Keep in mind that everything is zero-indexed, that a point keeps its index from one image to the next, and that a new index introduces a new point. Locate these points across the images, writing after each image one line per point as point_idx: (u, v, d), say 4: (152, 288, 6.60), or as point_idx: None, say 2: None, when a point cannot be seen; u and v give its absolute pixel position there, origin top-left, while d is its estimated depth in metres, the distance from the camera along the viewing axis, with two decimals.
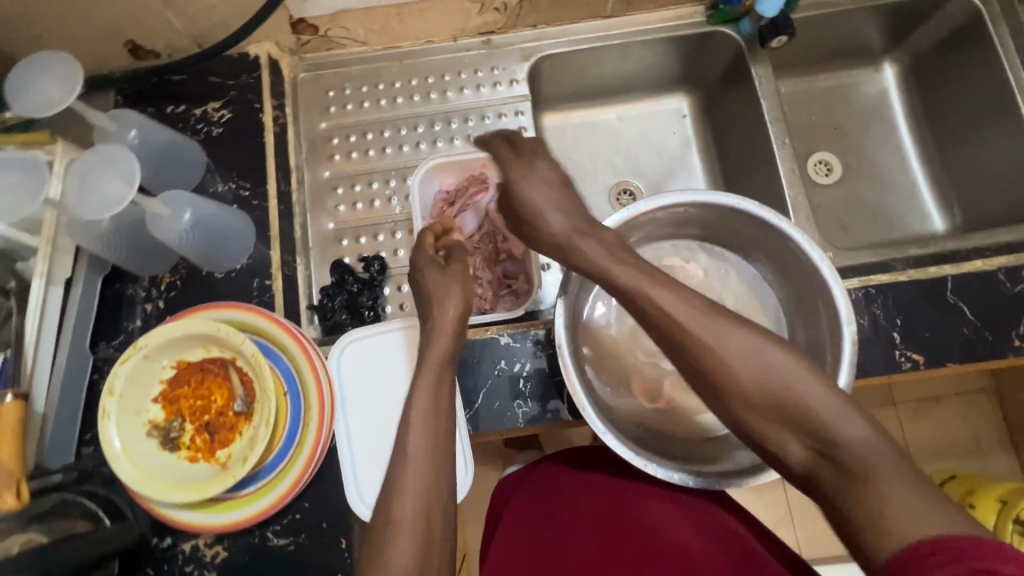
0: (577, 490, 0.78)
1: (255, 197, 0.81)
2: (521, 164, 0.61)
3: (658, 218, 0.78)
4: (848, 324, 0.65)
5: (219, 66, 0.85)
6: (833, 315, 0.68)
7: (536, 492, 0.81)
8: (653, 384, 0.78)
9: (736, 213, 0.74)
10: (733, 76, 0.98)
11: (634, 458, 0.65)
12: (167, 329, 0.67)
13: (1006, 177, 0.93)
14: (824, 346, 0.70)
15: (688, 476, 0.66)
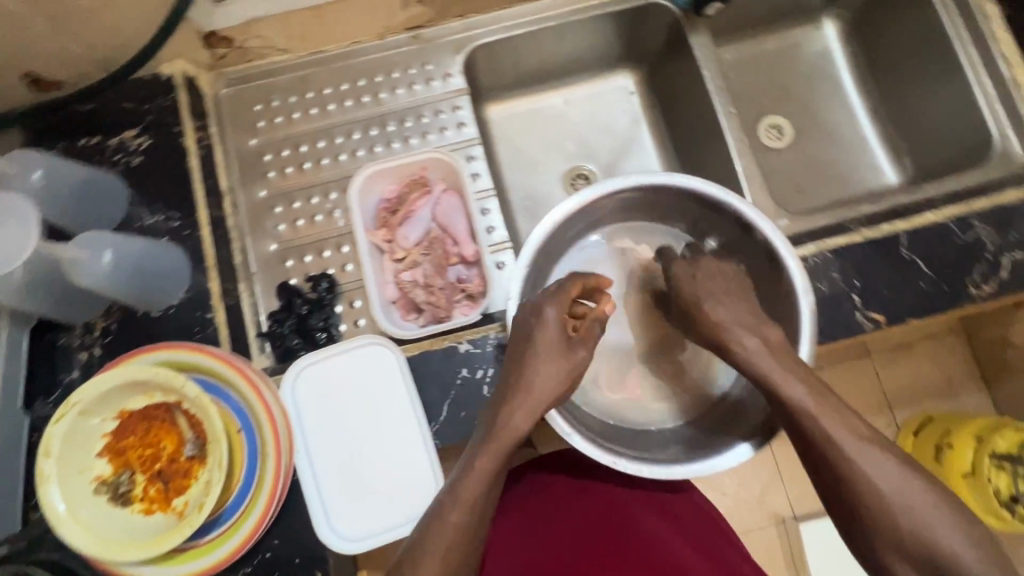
0: (576, 499, 0.79)
1: (187, 228, 0.77)
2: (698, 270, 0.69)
3: (606, 205, 0.75)
4: (804, 294, 0.65)
5: (131, 90, 0.79)
6: (788, 287, 0.67)
7: (534, 503, 0.79)
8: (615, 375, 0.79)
9: (684, 193, 0.72)
10: (675, 48, 0.95)
11: (603, 456, 0.65)
12: (101, 380, 0.62)
13: (951, 125, 0.93)
14: (783, 319, 0.69)
15: (657, 468, 0.66)
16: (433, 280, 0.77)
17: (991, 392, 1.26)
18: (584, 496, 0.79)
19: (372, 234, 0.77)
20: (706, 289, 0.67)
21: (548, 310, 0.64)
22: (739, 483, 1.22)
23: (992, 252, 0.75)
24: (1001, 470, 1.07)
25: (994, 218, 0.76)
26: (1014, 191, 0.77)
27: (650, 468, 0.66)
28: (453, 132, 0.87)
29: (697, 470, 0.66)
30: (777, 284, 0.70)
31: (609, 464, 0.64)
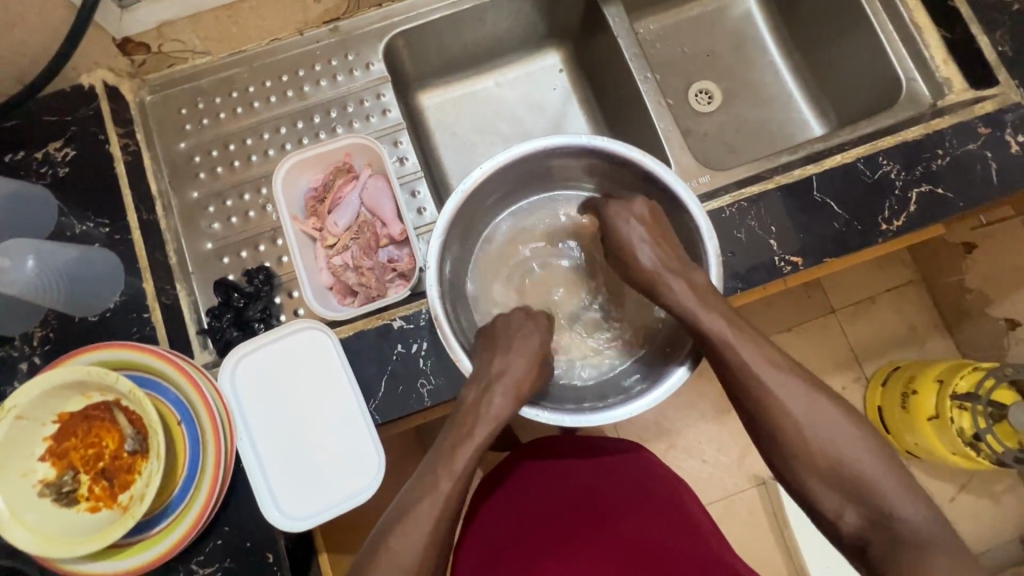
0: (547, 488, 0.81)
1: (119, 232, 0.78)
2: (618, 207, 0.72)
3: (522, 171, 0.78)
4: (710, 237, 0.69)
5: (52, 103, 0.80)
6: (697, 234, 0.71)
7: (507, 493, 0.82)
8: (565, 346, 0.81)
9: (595, 154, 0.75)
10: (592, 22, 0.97)
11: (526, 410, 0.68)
12: (35, 383, 0.63)
13: (866, 73, 0.95)
14: (697, 267, 0.73)
15: (581, 415, 0.67)
16: (363, 261, 0.79)
17: (952, 335, 1.29)
18: (554, 484, 0.81)
19: (301, 224, 0.79)
20: (634, 233, 0.70)
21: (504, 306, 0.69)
22: (718, 448, 1.28)
23: (899, 188, 0.78)
24: (964, 411, 1.07)
25: (900, 154, 0.79)
26: (919, 128, 0.80)
27: (574, 414, 0.68)
28: (378, 119, 0.89)
29: (620, 412, 0.68)
30: (688, 233, 0.73)
31: (531, 416, 0.67)
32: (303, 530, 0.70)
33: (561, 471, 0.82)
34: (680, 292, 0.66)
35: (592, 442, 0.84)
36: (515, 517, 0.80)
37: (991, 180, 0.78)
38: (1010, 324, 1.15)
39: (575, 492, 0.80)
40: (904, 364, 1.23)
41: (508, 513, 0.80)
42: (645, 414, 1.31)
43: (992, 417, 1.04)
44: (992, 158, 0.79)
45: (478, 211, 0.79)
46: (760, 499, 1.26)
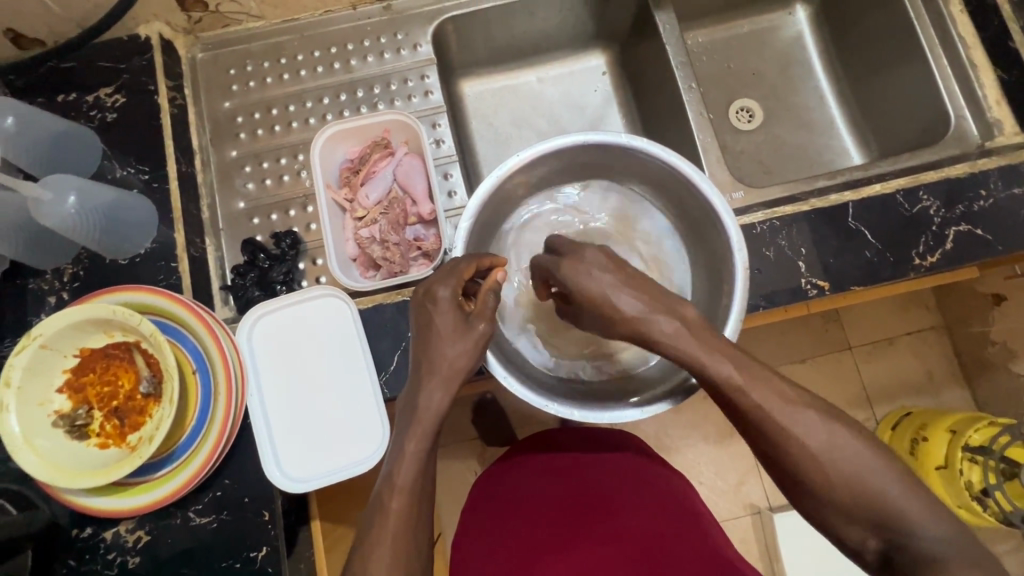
0: (547, 484, 0.80)
1: (157, 180, 0.80)
2: (571, 263, 0.62)
3: (557, 164, 0.78)
4: (739, 249, 0.68)
5: (109, 51, 0.83)
6: (725, 242, 0.70)
7: (508, 484, 0.81)
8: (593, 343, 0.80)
9: (630, 153, 0.75)
10: (642, 27, 0.97)
11: (535, 399, 0.67)
12: (62, 315, 0.65)
13: (913, 105, 0.94)
14: (722, 288, 0.72)
15: (591, 413, 0.68)
16: (389, 236, 0.79)
17: (970, 386, 1.26)
18: (557, 476, 0.81)
19: (334, 193, 0.81)
20: (603, 286, 0.60)
21: (437, 293, 0.64)
22: (716, 472, 1.27)
23: (937, 225, 0.76)
24: (974, 464, 1.05)
25: (942, 191, 0.77)
26: (963, 166, 0.79)
27: (582, 410, 0.68)
28: (420, 99, 0.89)
29: (626, 416, 0.67)
30: (718, 243, 0.72)
31: (542, 407, 0.67)
32: (302, 492, 0.71)
33: (562, 463, 0.81)
34: (667, 340, 0.58)
35: (594, 435, 0.83)
36: (514, 506, 0.80)
37: None
38: None
39: (576, 486, 0.80)
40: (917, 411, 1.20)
41: (507, 501, 0.80)
42: (647, 426, 1.30)
43: (1002, 474, 1.01)
44: None
45: (507, 197, 0.79)
46: (753, 527, 1.24)
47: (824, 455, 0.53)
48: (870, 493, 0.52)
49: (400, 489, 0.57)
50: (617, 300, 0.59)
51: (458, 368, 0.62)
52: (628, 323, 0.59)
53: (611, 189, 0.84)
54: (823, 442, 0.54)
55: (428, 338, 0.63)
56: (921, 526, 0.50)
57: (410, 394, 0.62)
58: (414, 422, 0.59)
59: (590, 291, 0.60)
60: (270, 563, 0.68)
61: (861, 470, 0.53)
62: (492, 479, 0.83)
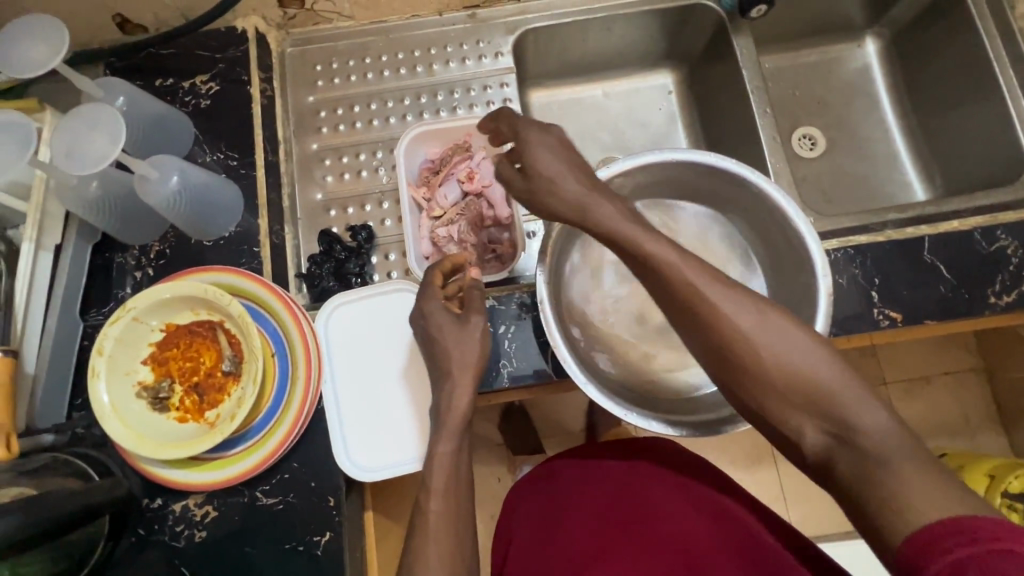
0: (587, 486, 0.80)
1: (244, 167, 0.83)
2: (532, 130, 0.60)
3: (642, 180, 0.80)
4: (823, 274, 0.68)
5: (207, 40, 0.86)
6: (809, 270, 0.71)
7: (548, 489, 0.83)
8: (658, 360, 0.81)
9: (723, 175, 0.76)
10: (716, 49, 0.98)
11: (614, 407, 0.67)
12: (157, 290, 0.68)
13: (984, 144, 0.94)
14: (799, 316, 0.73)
15: (666, 425, 0.68)
16: (467, 237, 0.81)
17: (1007, 433, 1.24)
18: (590, 479, 0.81)
19: (414, 191, 0.82)
20: (557, 163, 0.58)
21: (428, 306, 0.66)
22: None
23: (1014, 264, 0.76)
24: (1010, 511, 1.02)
25: (1021, 231, 0.77)
26: None
27: (655, 417, 0.68)
28: (499, 106, 0.91)
29: (700, 426, 0.68)
30: (800, 270, 0.73)
31: (621, 415, 0.67)
32: (368, 482, 0.72)
33: (593, 467, 0.82)
34: (602, 221, 0.57)
35: (630, 443, 0.85)
36: (547, 512, 0.80)
37: None
38: None
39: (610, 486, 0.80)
40: (952, 453, 1.18)
41: (542, 507, 0.81)
42: None
43: None
44: None
45: None
46: None
47: (753, 335, 0.51)
48: (803, 378, 0.49)
49: (436, 491, 0.57)
50: (561, 178, 0.58)
51: (468, 362, 0.63)
52: (568, 195, 0.58)
53: (701, 208, 0.84)
54: (754, 324, 0.51)
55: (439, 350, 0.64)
56: (863, 418, 0.47)
57: (436, 404, 0.63)
58: (443, 427, 0.60)
59: (547, 163, 0.58)
60: (331, 550, 0.69)
61: (788, 354, 0.50)
62: (534, 484, 0.85)
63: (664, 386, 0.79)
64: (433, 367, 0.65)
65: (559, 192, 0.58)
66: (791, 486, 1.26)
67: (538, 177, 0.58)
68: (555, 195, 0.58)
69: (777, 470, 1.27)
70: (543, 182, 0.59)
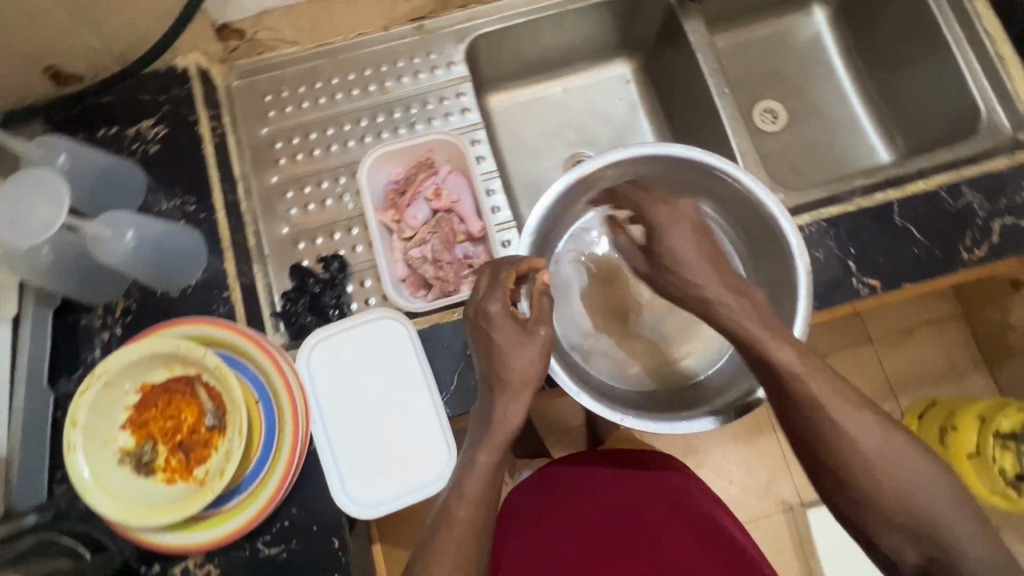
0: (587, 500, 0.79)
1: (203, 211, 0.80)
2: (651, 200, 0.72)
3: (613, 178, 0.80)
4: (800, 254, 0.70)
5: (148, 83, 0.83)
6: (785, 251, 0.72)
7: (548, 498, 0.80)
8: (648, 355, 0.80)
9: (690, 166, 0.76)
10: (668, 35, 0.98)
11: (610, 413, 0.67)
12: (126, 352, 0.65)
13: (940, 100, 0.95)
14: (779, 298, 0.74)
15: (664, 424, 0.68)
16: (441, 255, 0.79)
17: (993, 375, 1.26)
18: (585, 495, 0.79)
19: (381, 214, 0.80)
20: (679, 243, 0.69)
21: (490, 310, 0.64)
22: (746, 471, 1.27)
23: (982, 218, 0.77)
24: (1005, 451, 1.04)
25: (983, 185, 0.78)
26: (1001, 159, 0.80)
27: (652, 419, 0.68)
28: (458, 117, 0.90)
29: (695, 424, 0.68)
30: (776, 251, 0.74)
31: (617, 420, 0.66)
32: (370, 518, 0.70)
33: (594, 478, 0.80)
34: (728, 315, 0.63)
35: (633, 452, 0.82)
36: (546, 524, 0.77)
37: None
38: None
39: (605, 501, 0.79)
40: (939, 402, 1.20)
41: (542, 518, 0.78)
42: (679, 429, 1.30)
43: None
44: None
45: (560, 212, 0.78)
46: (787, 525, 1.25)
47: (872, 455, 0.55)
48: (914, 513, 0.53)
49: (469, 497, 0.58)
50: (692, 273, 0.67)
51: (526, 379, 0.62)
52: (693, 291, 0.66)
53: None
54: (877, 443, 0.55)
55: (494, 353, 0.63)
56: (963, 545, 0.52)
57: (484, 407, 0.63)
58: (489, 433, 0.60)
59: (675, 245, 0.69)
60: None
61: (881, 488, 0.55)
62: (532, 490, 0.81)
63: (656, 382, 0.79)
64: (488, 373, 0.63)
65: (692, 283, 0.67)
66: (794, 455, 1.27)
67: (667, 258, 0.69)
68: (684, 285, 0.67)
69: (778, 441, 1.28)
70: (671, 259, 0.69)
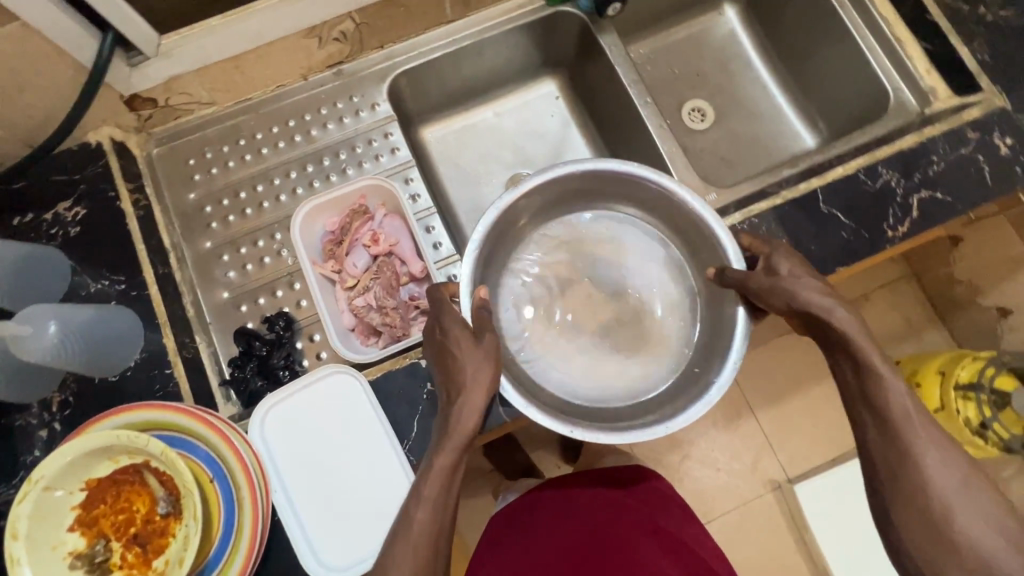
0: (564, 516, 0.85)
1: (135, 288, 0.77)
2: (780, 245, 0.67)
3: (545, 195, 0.80)
4: (732, 249, 0.71)
5: (62, 163, 0.80)
6: (721, 251, 0.73)
7: (529, 522, 0.86)
8: (606, 369, 0.81)
9: (617, 176, 0.77)
10: (587, 50, 0.99)
11: (559, 425, 0.66)
12: (62, 453, 0.62)
13: (851, 84, 0.99)
14: (724, 296, 0.74)
15: (614, 433, 0.67)
16: (386, 301, 0.78)
17: (948, 327, 1.31)
18: (562, 514, 0.85)
19: (321, 268, 0.79)
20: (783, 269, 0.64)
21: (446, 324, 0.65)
22: (730, 456, 1.29)
23: (900, 195, 0.80)
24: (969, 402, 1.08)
25: (898, 163, 0.82)
26: (912, 136, 0.83)
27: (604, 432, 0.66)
28: (388, 157, 0.89)
29: (648, 433, 0.67)
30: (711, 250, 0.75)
31: (566, 433, 0.65)
32: None
33: (571, 497, 0.87)
34: (843, 323, 0.58)
35: (606, 473, 0.92)
36: (529, 544, 0.83)
37: (986, 181, 0.81)
38: (1002, 313, 1.18)
39: (579, 516, 0.85)
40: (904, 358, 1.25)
41: (524, 541, 0.83)
42: None
43: (995, 405, 1.04)
44: (984, 161, 0.81)
45: (499, 232, 0.78)
46: (776, 504, 1.27)
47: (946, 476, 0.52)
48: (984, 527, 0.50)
49: (428, 499, 0.56)
50: (795, 283, 0.62)
51: (481, 381, 0.61)
52: (794, 295, 0.61)
53: (609, 213, 0.86)
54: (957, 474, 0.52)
55: (450, 361, 0.63)
56: None
57: (444, 413, 0.61)
58: (446, 435, 0.59)
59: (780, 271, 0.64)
60: None
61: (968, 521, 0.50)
62: (514, 516, 0.88)
63: (615, 391, 0.80)
64: (445, 382, 0.63)
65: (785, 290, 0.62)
66: (773, 433, 1.30)
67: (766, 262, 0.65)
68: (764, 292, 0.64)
69: (757, 421, 1.31)
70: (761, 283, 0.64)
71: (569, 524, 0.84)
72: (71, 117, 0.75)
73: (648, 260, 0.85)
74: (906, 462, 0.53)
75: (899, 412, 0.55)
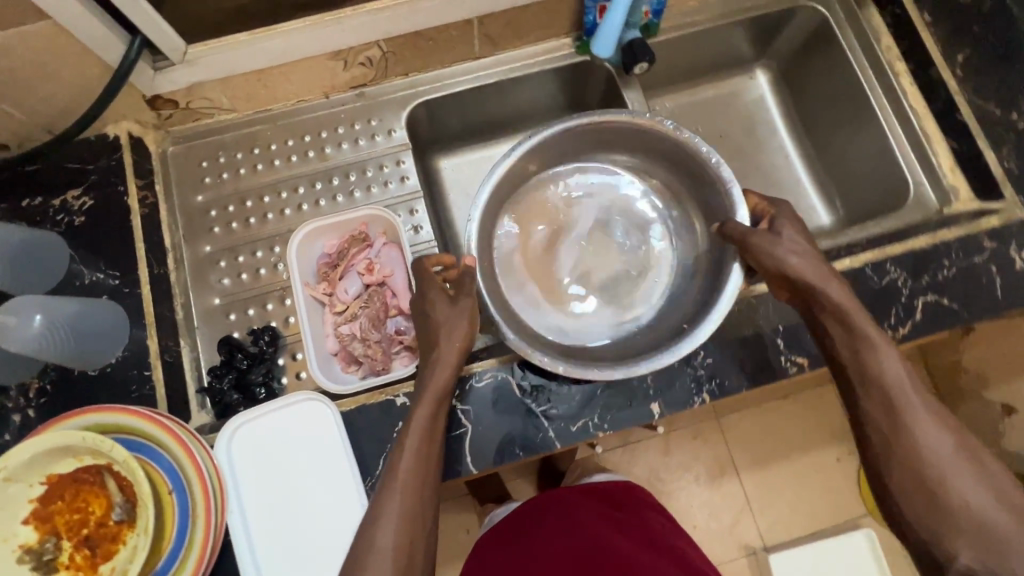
0: (547, 518, 0.91)
1: (128, 285, 0.78)
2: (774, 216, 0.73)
3: (553, 146, 0.88)
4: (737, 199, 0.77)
5: (78, 152, 0.81)
6: (727, 201, 0.79)
7: (514, 529, 0.92)
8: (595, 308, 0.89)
9: (622, 126, 0.85)
10: (611, 101, 0.99)
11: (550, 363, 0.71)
12: (29, 446, 0.62)
13: (874, 171, 0.97)
14: (724, 252, 0.80)
15: (605, 369, 0.71)
16: (370, 334, 0.78)
17: None
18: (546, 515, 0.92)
19: (312, 289, 0.80)
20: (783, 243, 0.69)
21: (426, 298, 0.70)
22: (708, 515, 1.26)
23: (906, 295, 0.79)
24: None
25: (908, 262, 0.80)
26: (926, 236, 0.81)
27: (594, 369, 0.71)
28: (397, 185, 0.89)
29: (634, 368, 0.71)
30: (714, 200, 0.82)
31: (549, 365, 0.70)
32: None
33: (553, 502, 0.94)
34: (837, 298, 0.65)
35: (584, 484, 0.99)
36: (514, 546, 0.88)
37: (996, 293, 0.79)
38: (1008, 411, 1.10)
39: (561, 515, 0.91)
40: None
41: (509, 546, 0.89)
42: (637, 479, 1.29)
43: None
44: (997, 272, 0.79)
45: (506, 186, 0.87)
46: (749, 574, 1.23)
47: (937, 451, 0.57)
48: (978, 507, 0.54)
49: (409, 450, 0.63)
50: (795, 258, 0.68)
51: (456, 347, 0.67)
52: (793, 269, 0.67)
53: (604, 161, 0.93)
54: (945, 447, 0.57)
55: (428, 324, 0.69)
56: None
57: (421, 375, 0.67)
58: (423, 390, 0.66)
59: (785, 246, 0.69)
60: None
61: (958, 475, 0.55)
62: (499, 529, 0.94)
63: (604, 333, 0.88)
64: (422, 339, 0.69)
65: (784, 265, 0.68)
66: (754, 501, 1.27)
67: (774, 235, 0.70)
68: (767, 265, 0.70)
69: (741, 485, 1.27)
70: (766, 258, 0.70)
71: (574, 534, 0.86)
72: (90, 112, 0.76)
73: (642, 215, 0.93)
74: (900, 437, 0.59)
75: (896, 383, 0.60)
